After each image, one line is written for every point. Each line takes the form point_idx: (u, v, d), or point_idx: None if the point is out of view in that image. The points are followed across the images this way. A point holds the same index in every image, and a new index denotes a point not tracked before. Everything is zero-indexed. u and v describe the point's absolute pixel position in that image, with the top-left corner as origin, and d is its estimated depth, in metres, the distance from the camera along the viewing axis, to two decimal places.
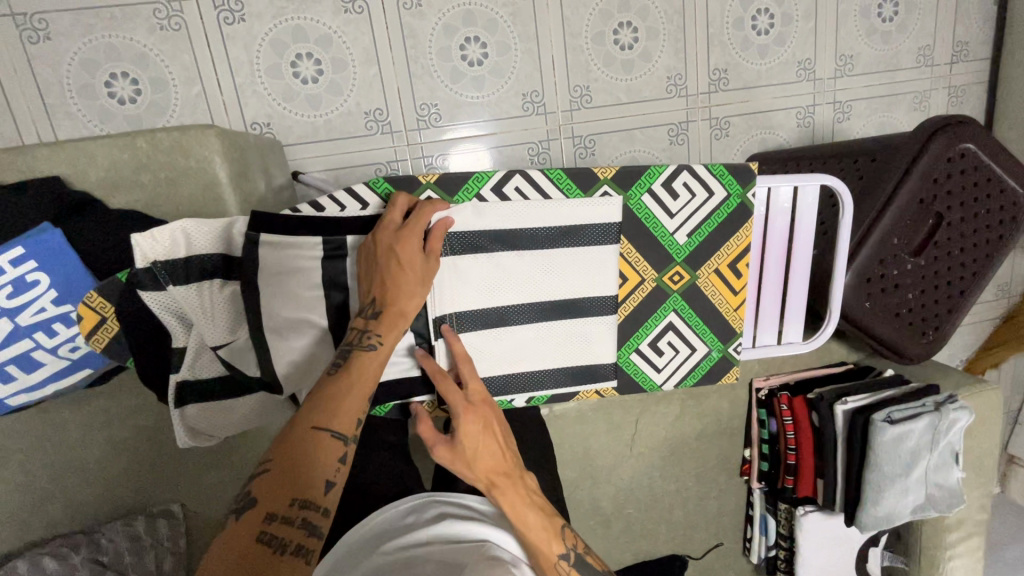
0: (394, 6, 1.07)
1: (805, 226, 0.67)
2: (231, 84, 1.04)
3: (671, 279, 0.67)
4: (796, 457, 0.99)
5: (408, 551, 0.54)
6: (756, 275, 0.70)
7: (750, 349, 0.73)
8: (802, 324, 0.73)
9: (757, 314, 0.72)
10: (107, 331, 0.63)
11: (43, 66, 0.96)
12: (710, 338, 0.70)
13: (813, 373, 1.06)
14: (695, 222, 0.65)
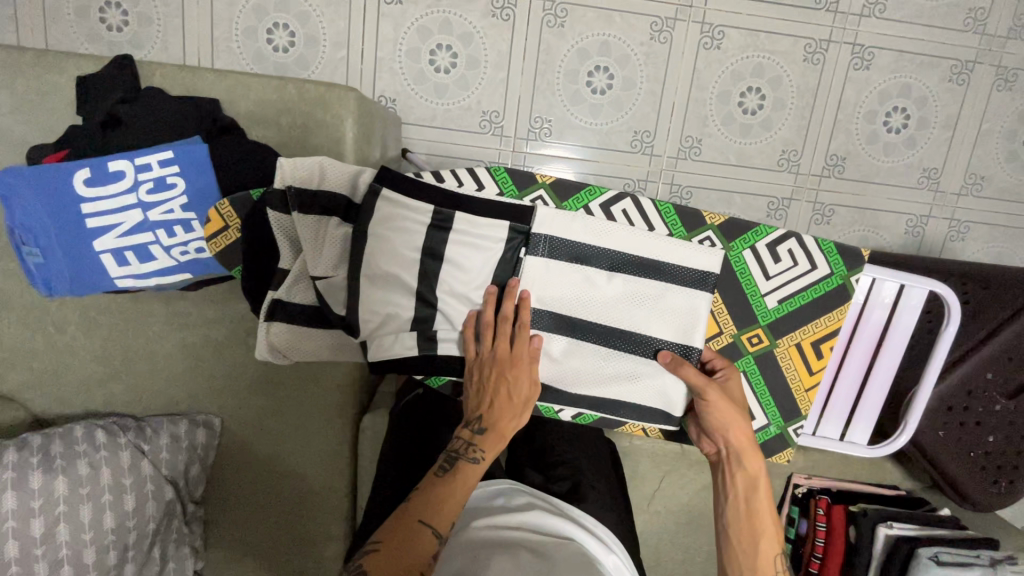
0: (539, 21, 1.12)
1: (902, 326, 0.66)
2: (372, 57, 1.12)
3: (749, 340, 0.67)
4: (819, 567, 0.93)
5: (499, 532, 0.61)
6: (837, 364, 0.68)
7: (808, 437, 0.71)
8: (870, 426, 0.70)
9: (828, 402, 0.70)
10: (226, 237, 0.70)
11: (222, 4, 1.07)
12: (772, 412, 0.68)
13: (864, 486, 0.99)
14: (789, 291, 0.65)
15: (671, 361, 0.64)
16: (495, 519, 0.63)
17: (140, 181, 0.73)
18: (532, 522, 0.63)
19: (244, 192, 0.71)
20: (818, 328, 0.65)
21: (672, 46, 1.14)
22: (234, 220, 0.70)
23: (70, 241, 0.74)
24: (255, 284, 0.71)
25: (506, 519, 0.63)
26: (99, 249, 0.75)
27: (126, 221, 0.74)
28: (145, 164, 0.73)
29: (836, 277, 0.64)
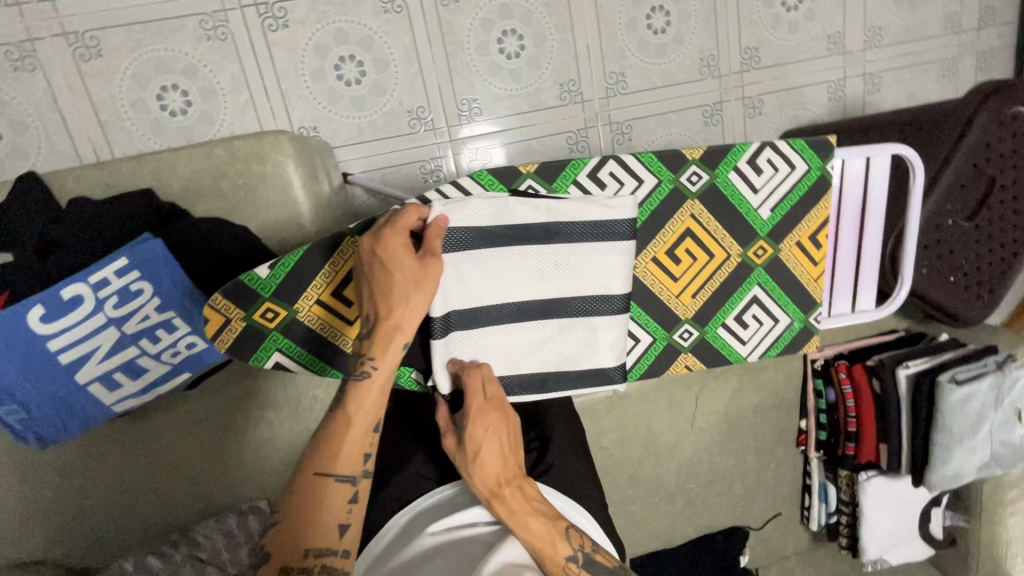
0: (432, 3, 1.08)
1: (879, 193, 0.70)
2: (277, 89, 1.06)
3: (756, 254, 0.65)
4: (858, 424, 1.02)
5: (450, 534, 0.64)
6: (834, 246, 0.72)
7: (828, 320, 0.74)
8: (874, 291, 0.75)
9: (834, 282, 0.74)
10: (231, 331, 0.57)
11: (97, 83, 0.97)
12: (792, 309, 0.69)
13: (868, 342, 1.08)
14: (779, 195, 0.64)
15: (487, 493, 0.61)
16: (448, 522, 0.66)
17: (102, 298, 0.67)
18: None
19: (234, 278, 0.56)
20: (819, 216, 0.66)
21: None
22: (234, 311, 0.57)
23: (52, 384, 0.69)
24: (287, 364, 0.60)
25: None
26: (84, 382, 0.70)
27: (103, 342, 0.69)
28: (101, 279, 0.67)
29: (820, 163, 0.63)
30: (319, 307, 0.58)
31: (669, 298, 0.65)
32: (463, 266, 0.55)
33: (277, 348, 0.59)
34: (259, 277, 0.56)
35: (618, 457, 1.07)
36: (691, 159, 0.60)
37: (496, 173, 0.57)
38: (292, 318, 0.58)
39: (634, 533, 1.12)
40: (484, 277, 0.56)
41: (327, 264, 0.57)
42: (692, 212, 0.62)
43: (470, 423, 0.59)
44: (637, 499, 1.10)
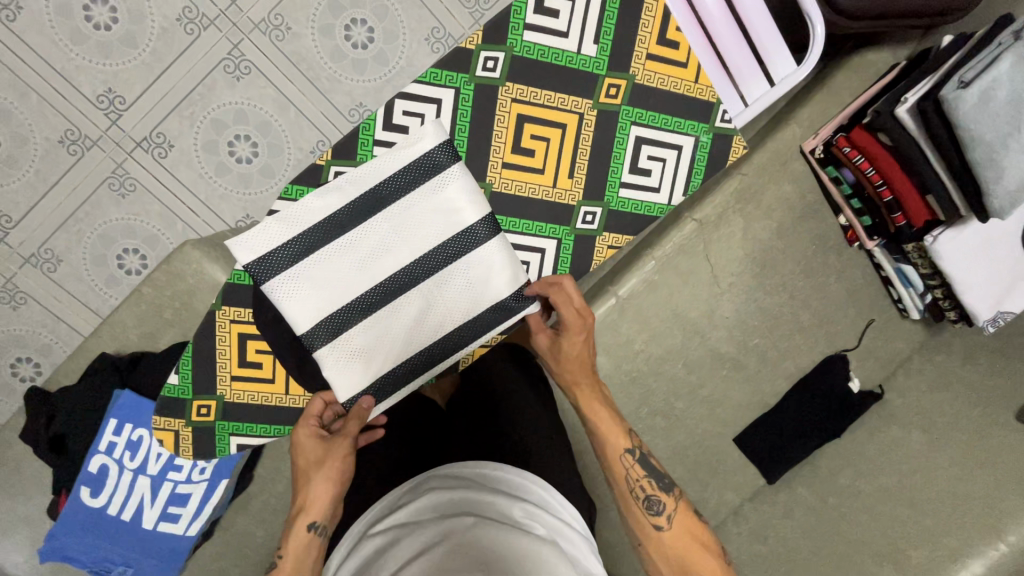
0: (270, 46, 1.13)
1: None
2: (198, 202, 1.18)
3: (609, 95, 0.64)
4: (892, 191, 0.85)
5: (393, 529, 0.57)
6: (699, 34, 0.66)
7: (746, 111, 0.69)
8: (783, 51, 0.68)
9: (731, 66, 0.68)
10: (187, 439, 0.67)
11: (71, 282, 1.18)
12: (689, 125, 0.66)
13: (865, 97, 0.89)
14: (593, 25, 0.61)
15: (568, 381, 0.72)
16: (390, 518, 0.59)
17: (119, 458, 0.77)
18: (473, 486, 0.61)
19: (160, 398, 0.65)
20: (649, 17, 0.62)
21: None
22: (177, 422, 0.66)
23: (129, 539, 0.79)
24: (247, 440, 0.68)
25: (449, 475, 0.64)
26: (152, 526, 0.80)
27: (144, 490, 0.78)
28: (108, 444, 0.76)
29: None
30: (236, 381, 0.65)
31: (547, 192, 0.66)
32: (325, 269, 0.59)
33: (231, 433, 0.67)
34: (176, 386, 0.64)
35: (660, 354, 1.00)
36: (475, 48, 0.59)
37: (303, 179, 0.60)
38: (223, 402, 0.66)
39: (720, 415, 1.05)
40: (358, 269, 0.60)
41: (219, 342, 0.64)
42: (514, 98, 0.62)
43: (567, 328, 0.67)
44: (703, 382, 1.03)
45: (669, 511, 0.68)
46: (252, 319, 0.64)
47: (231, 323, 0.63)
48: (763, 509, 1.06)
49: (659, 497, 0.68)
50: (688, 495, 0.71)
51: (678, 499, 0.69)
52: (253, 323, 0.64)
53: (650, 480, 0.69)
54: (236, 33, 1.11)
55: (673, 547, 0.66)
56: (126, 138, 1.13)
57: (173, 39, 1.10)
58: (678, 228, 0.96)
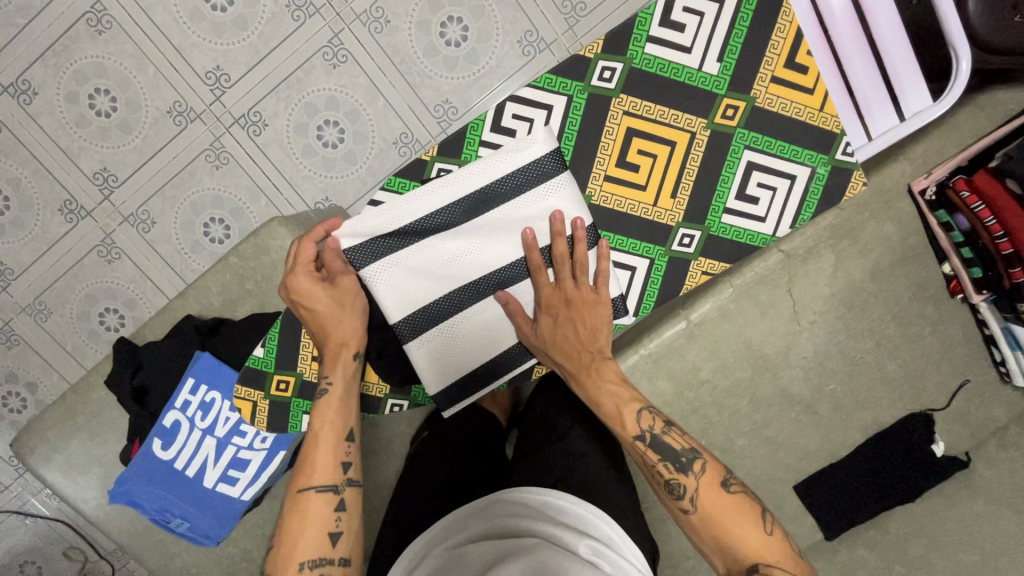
0: (369, 36, 1.16)
1: None
2: (283, 181, 1.23)
3: (726, 115, 0.65)
4: (1013, 244, 0.80)
5: (458, 549, 0.63)
6: (830, 62, 0.65)
7: (870, 145, 0.67)
8: (917, 84, 0.65)
9: (860, 98, 0.66)
10: (262, 410, 0.72)
11: (161, 244, 1.26)
12: (806, 155, 0.66)
13: (991, 138, 0.82)
14: (719, 43, 0.63)
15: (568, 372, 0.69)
16: (456, 540, 0.65)
17: (192, 415, 0.81)
18: (534, 515, 0.65)
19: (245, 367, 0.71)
20: (779, 41, 0.63)
21: None
22: (256, 393, 0.71)
23: (189, 495, 0.83)
24: None
25: (514, 501, 0.68)
26: (211, 485, 0.83)
27: (208, 450, 0.82)
28: (185, 401, 0.81)
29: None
30: (317, 361, 0.70)
31: (648, 210, 0.68)
32: (423, 264, 0.64)
33: (303, 410, 0.72)
34: (259, 358, 0.70)
35: (726, 387, 0.95)
36: (594, 56, 0.63)
37: (408, 173, 0.66)
38: (300, 380, 0.71)
39: (782, 459, 0.99)
40: (456, 264, 0.65)
41: (305, 322, 0.69)
42: (629, 111, 0.65)
43: (544, 306, 0.67)
44: (769, 422, 0.97)
45: (691, 493, 0.64)
46: None
47: None
48: (818, 565, 0.99)
49: (679, 480, 0.65)
50: (721, 467, 0.66)
51: (699, 477, 0.64)
52: None
53: (666, 463, 0.66)
54: (339, 23, 1.15)
55: (704, 527, 0.64)
56: (226, 113, 1.19)
57: (279, 24, 1.16)
58: (763, 257, 0.91)
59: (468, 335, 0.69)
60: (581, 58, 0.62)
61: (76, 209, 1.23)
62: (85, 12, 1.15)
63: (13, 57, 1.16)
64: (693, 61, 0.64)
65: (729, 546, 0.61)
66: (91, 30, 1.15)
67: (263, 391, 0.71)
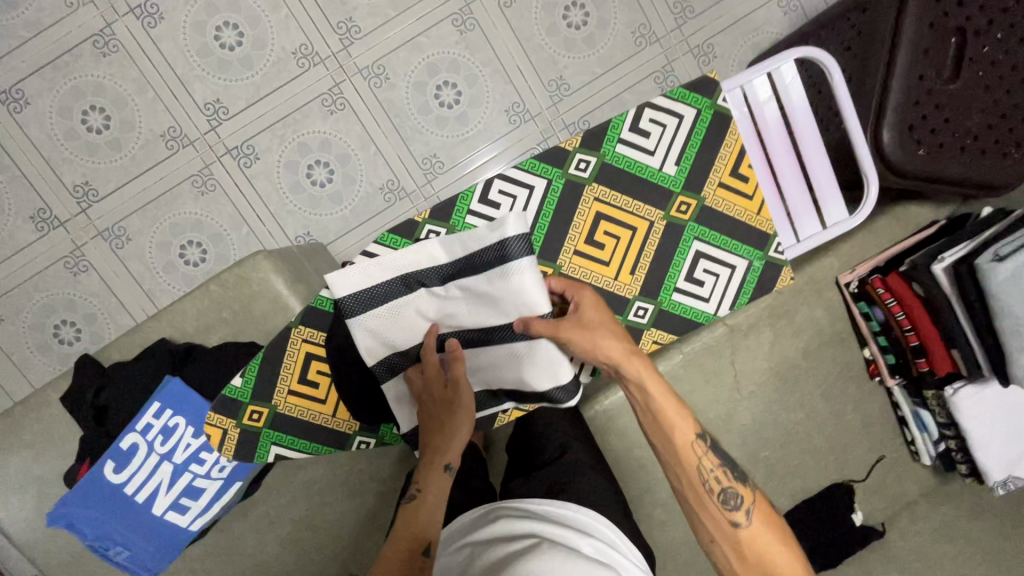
0: (368, 89, 1.25)
1: (801, 112, 0.73)
2: (267, 213, 1.27)
3: (679, 211, 0.75)
4: (919, 337, 0.90)
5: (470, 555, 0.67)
6: (766, 172, 0.75)
7: (797, 245, 0.78)
8: (837, 198, 0.76)
9: (789, 205, 0.77)
10: (231, 438, 0.72)
11: (133, 261, 1.26)
12: (745, 250, 0.76)
13: (907, 244, 0.96)
14: (677, 150, 0.73)
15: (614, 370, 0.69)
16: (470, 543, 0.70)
17: (151, 440, 0.80)
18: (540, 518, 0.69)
19: (219, 395, 0.71)
20: (727, 153, 0.73)
21: (482, 29, 1.26)
22: (226, 422, 0.71)
23: (135, 521, 0.81)
24: (282, 452, 0.74)
25: (517, 507, 0.73)
26: (160, 513, 0.82)
27: (163, 477, 0.81)
28: (146, 424, 0.80)
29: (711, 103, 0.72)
30: (292, 395, 0.72)
31: (608, 283, 0.76)
32: (402, 314, 0.70)
33: (272, 441, 0.73)
34: (236, 388, 0.70)
35: None
36: (573, 150, 0.70)
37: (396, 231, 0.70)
38: (274, 412, 0.72)
39: None
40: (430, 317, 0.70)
41: (286, 355, 0.71)
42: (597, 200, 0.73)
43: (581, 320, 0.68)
44: None
45: (746, 506, 0.68)
46: (322, 342, 0.72)
47: (304, 341, 0.70)
48: None
49: (734, 487, 0.69)
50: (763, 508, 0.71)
51: (755, 494, 0.69)
52: (320, 345, 0.72)
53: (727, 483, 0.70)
54: (341, 74, 1.24)
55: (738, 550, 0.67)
56: (220, 143, 1.24)
57: (284, 68, 1.23)
58: (710, 330, 1.01)
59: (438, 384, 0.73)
60: (561, 150, 0.70)
61: (49, 218, 1.23)
62: (92, 34, 1.19)
63: (10, 65, 1.18)
64: (657, 162, 0.73)
65: (772, 574, 0.65)
66: (96, 52, 1.19)
67: (235, 420, 0.71)
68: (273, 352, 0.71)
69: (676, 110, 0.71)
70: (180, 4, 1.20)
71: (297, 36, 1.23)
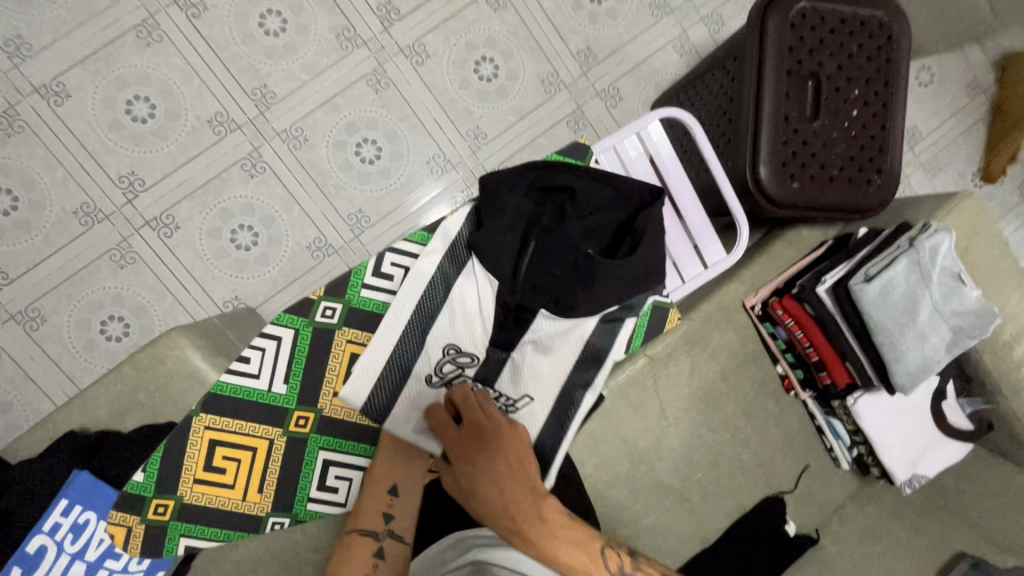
0: (288, 151, 1.27)
1: (668, 168, 0.89)
2: (192, 281, 1.25)
3: None
4: (818, 353, 0.96)
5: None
6: (647, 223, 0.91)
7: (683, 285, 0.89)
8: (711, 237, 0.89)
9: (672, 250, 0.90)
10: (137, 535, 0.81)
11: (49, 342, 1.21)
12: (631, 298, 0.92)
13: (796, 267, 1.05)
14: None
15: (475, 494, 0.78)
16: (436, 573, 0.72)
17: (60, 540, 0.79)
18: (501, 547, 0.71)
19: (123, 495, 0.80)
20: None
21: (397, 87, 1.30)
22: (132, 520, 0.81)
23: None
24: (193, 537, 0.83)
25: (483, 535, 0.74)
26: None
27: None
28: (53, 524, 0.79)
29: (581, 167, 0.88)
30: (196, 484, 0.83)
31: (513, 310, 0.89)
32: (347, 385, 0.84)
33: (181, 533, 0.83)
34: (138, 485, 0.81)
35: (607, 479, 1.05)
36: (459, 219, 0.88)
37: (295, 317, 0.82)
38: (179, 503, 0.82)
39: (661, 545, 1.08)
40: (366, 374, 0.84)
41: (188, 449, 0.81)
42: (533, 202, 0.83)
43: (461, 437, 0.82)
44: (647, 511, 1.07)
45: None
46: (220, 431, 0.83)
47: (205, 431, 0.82)
48: None
49: None
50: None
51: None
52: (219, 434, 0.83)
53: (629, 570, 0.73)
54: (259, 138, 1.26)
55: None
56: (137, 216, 1.23)
57: (200, 137, 1.24)
58: (632, 362, 1.05)
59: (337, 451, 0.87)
60: None
61: None
62: None
63: None
64: None
65: None
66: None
67: (140, 518, 0.81)
68: (173, 447, 0.81)
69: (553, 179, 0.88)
70: (86, 81, 1.20)
71: (211, 105, 1.24)
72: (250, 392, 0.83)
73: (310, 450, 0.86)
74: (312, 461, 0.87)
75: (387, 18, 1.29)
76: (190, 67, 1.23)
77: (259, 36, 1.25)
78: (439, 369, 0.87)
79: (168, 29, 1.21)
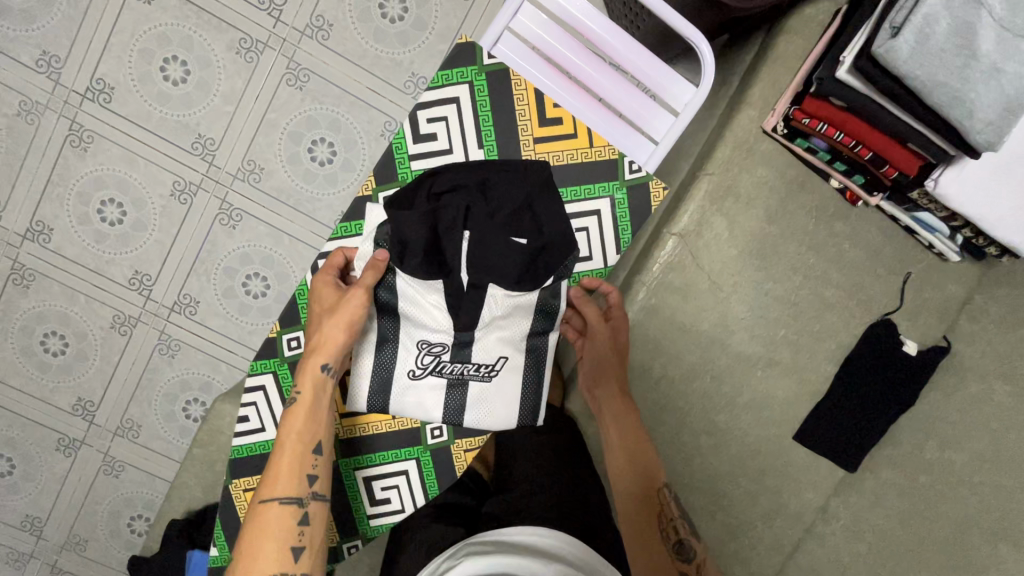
0: (250, 187, 1.23)
1: (581, 21, 0.77)
2: (233, 342, 1.29)
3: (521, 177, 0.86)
4: (870, 148, 0.78)
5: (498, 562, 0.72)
6: (583, 94, 0.82)
7: (657, 147, 0.83)
8: (678, 79, 0.78)
9: (625, 110, 0.81)
10: None
11: (152, 441, 1.33)
12: (601, 189, 0.85)
13: (816, 55, 0.82)
14: (474, 129, 0.84)
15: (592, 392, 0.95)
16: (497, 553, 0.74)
17: None
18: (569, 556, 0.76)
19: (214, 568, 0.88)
20: (524, 108, 0.83)
21: (315, 72, 1.20)
22: None
23: None
24: None
25: (545, 540, 0.78)
26: None
27: None
28: None
29: (477, 70, 0.82)
30: None
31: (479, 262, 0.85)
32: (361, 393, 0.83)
33: None
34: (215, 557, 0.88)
35: (683, 374, 0.98)
36: (374, 190, 0.83)
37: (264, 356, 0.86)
38: None
39: (768, 414, 0.99)
40: (380, 374, 0.83)
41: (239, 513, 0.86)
42: (452, 183, 0.82)
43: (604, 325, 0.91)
44: (740, 390, 0.99)
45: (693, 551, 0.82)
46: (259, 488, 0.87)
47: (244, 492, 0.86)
48: (852, 502, 0.98)
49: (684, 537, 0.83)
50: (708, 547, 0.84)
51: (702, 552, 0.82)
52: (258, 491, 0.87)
53: (682, 521, 0.85)
54: (221, 188, 1.23)
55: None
56: (160, 307, 1.27)
57: (173, 212, 1.24)
58: (662, 246, 0.96)
59: (378, 460, 0.88)
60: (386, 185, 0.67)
61: (70, 442, 1.32)
62: (9, 274, 1.25)
63: None
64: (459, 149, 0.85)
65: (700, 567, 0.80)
66: (20, 287, 1.25)
67: None
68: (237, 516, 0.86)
69: (447, 101, 0.82)
70: (58, 208, 1.23)
71: (166, 177, 1.23)
72: (263, 445, 0.86)
73: (347, 475, 0.88)
74: (353, 485, 0.88)
75: (273, 6, 1.18)
76: (129, 151, 1.21)
77: (170, 91, 1.20)
78: (420, 359, 0.83)
79: (92, 126, 1.20)
